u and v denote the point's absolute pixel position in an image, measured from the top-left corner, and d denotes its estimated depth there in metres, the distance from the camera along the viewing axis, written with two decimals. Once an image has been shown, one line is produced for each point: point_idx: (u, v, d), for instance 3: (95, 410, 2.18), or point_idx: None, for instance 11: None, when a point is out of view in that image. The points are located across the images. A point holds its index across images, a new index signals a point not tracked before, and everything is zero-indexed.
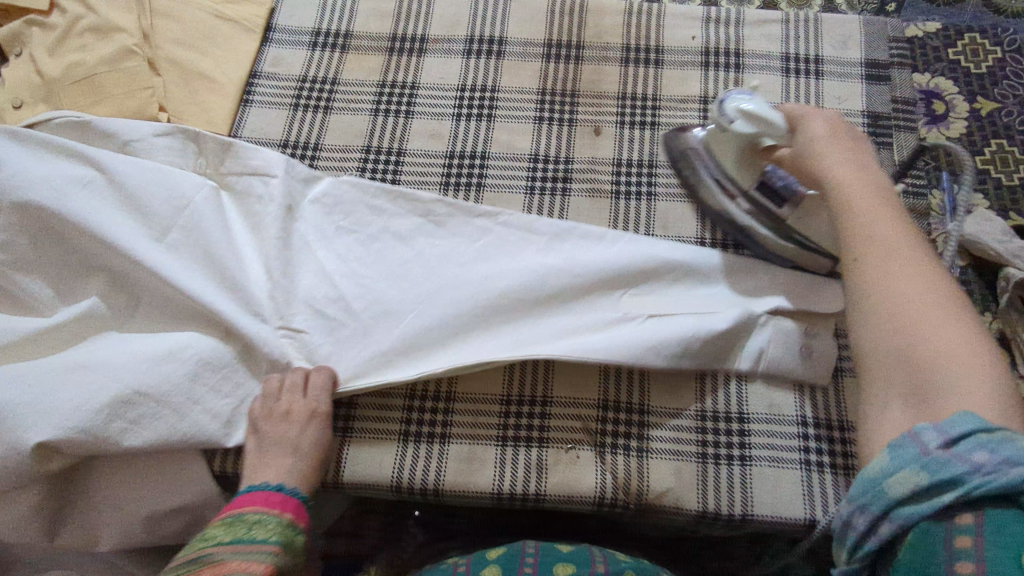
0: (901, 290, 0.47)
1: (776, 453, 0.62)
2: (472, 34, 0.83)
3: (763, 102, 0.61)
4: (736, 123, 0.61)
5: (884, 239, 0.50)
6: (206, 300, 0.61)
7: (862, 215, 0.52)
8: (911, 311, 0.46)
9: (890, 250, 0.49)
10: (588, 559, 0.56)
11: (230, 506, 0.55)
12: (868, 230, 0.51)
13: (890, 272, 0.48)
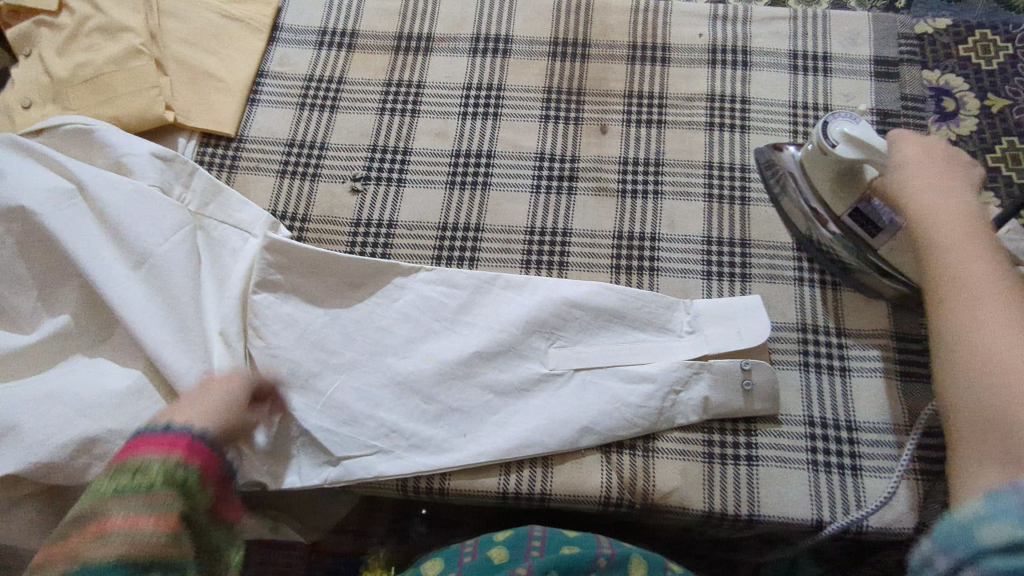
0: (988, 333, 0.45)
1: (783, 453, 0.62)
2: (478, 33, 0.83)
3: (868, 128, 0.61)
4: (839, 147, 0.61)
5: (972, 276, 0.48)
6: (172, 353, 0.61)
7: (947, 256, 0.49)
8: (1002, 362, 0.43)
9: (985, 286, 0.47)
10: (594, 542, 0.57)
11: (124, 448, 0.48)
12: (961, 263, 0.49)
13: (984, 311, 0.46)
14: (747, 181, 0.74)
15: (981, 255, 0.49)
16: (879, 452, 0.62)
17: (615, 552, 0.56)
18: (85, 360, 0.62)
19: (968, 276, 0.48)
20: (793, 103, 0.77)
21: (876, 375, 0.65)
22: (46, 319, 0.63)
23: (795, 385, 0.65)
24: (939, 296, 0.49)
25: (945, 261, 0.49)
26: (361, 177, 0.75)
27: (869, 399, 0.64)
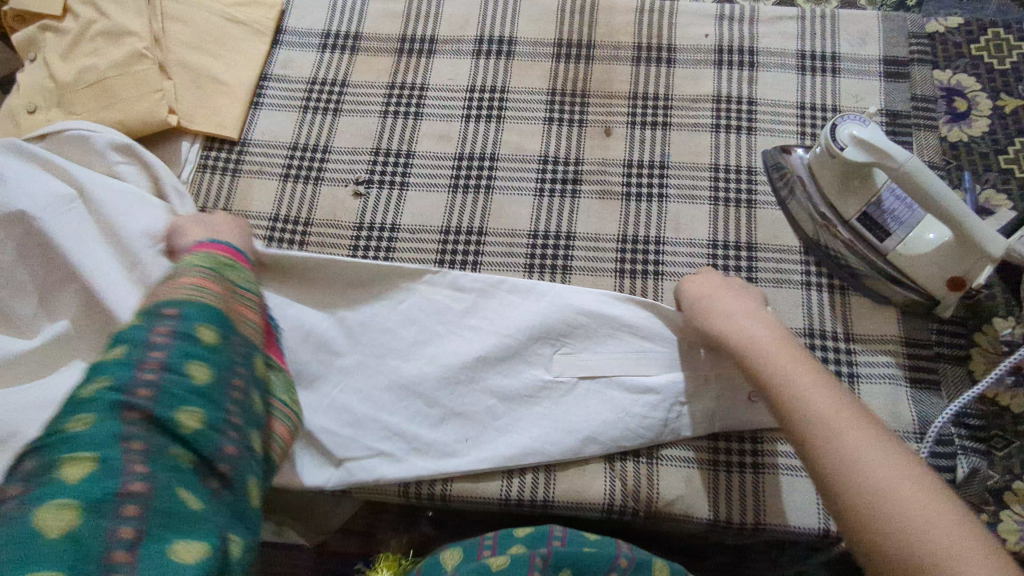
0: (875, 461, 0.45)
1: (790, 460, 0.61)
2: (482, 35, 0.82)
3: (876, 129, 0.60)
4: (847, 150, 0.60)
5: (829, 418, 0.48)
6: None
7: (777, 368, 0.53)
8: (882, 483, 0.44)
9: (836, 402, 0.49)
10: (612, 547, 0.56)
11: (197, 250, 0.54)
12: (803, 403, 0.50)
13: (844, 436, 0.47)
14: (754, 183, 0.73)
15: (829, 410, 0.49)
16: None
17: (635, 555, 0.56)
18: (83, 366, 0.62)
19: (819, 409, 0.49)
20: (801, 103, 0.76)
21: (885, 382, 0.64)
22: (45, 325, 0.63)
23: None
24: (811, 420, 0.49)
25: (810, 419, 0.49)
26: (364, 180, 0.74)
27: (879, 406, 0.63)
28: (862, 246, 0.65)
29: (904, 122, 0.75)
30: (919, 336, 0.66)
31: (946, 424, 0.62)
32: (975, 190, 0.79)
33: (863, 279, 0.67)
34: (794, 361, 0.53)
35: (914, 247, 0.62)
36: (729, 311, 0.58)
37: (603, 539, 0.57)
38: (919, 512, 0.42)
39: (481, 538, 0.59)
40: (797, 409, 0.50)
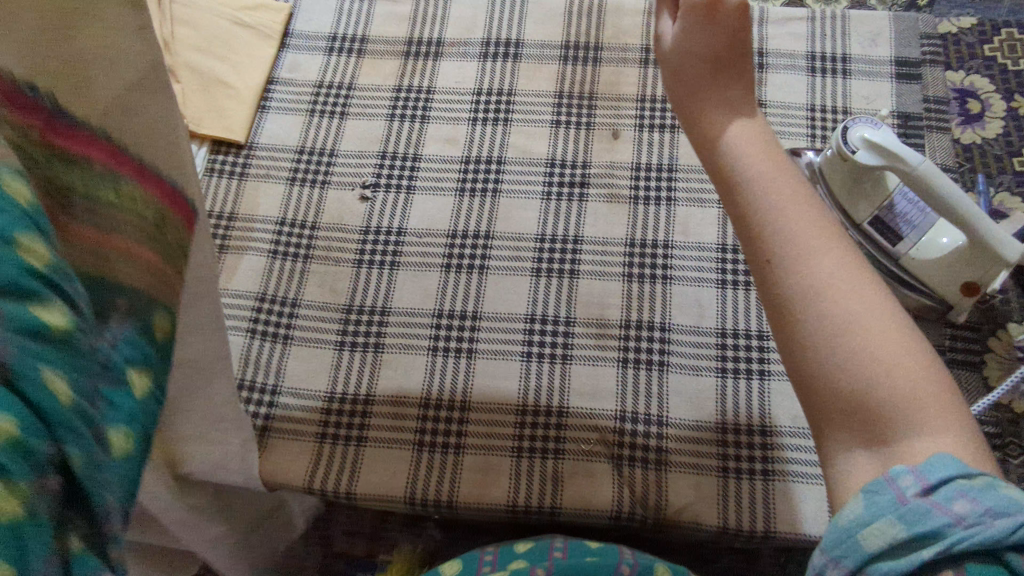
0: (836, 284, 0.34)
1: (800, 466, 0.60)
2: (489, 37, 0.82)
3: (891, 132, 0.60)
4: (859, 154, 0.60)
5: (795, 224, 0.36)
6: None
7: (755, 165, 0.38)
8: (851, 331, 0.34)
9: (801, 200, 0.37)
10: (614, 554, 0.55)
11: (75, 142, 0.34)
12: (761, 201, 0.37)
13: (806, 247, 0.35)
14: None
15: (790, 203, 0.36)
16: None
17: (638, 563, 0.55)
18: None
19: (784, 215, 0.36)
20: (811, 105, 0.76)
21: None
22: None
23: None
24: (773, 227, 0.36)
25: (771, 225, 0.36)
26: (371, 184, 0.74)
27: None
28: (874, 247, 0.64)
29: (916, 124, 0.74)
30: (933, 341, 0.65)
31: None
32: (989, 193, 0.78)
33: None
34: (761, 147, 0.39)
35: (926, 252, 0.61)
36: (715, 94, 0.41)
37: (606, 544, 0.57)
38: (888, 358, 0.33)
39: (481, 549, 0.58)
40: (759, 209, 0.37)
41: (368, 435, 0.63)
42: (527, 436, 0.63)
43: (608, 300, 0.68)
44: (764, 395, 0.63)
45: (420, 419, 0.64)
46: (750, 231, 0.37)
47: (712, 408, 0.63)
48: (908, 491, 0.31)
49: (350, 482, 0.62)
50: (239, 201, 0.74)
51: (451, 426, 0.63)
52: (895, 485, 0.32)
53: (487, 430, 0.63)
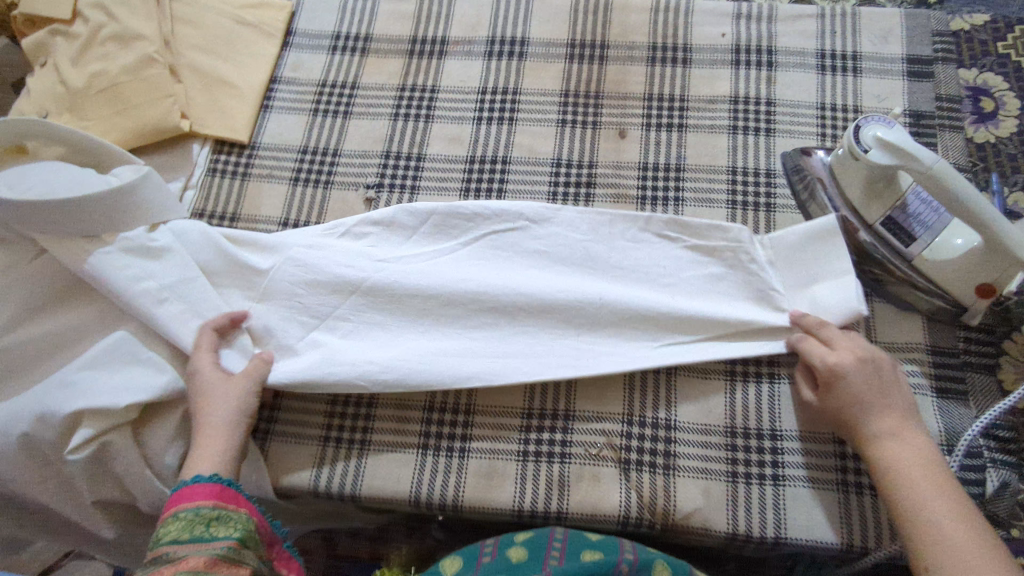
0: (944, 530, 0.49)
1: (811, 471, 0.59)
2: (493, 35, 0.81)
3: (903, 131, 0.59)
4: (873, 152, 0.59)
5: (889, 453, 0.53)
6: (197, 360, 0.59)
7: (868, 418, 0.55)
8: (956, 548, 0.48)
9: (927, 481, 0.51)
10: (616, 547, 0.54)
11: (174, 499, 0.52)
12: (911, 497, 0.51)
13: (922, 532, 0.49)
14: (773, 186, 0.71)
15: (922, 489, 0.51)
16: None
17: (637, 558, 0.53)
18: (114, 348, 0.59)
19: (928, 509, 0.50)
20: (821, 104, 0.74)
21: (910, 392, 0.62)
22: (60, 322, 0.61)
23: None
24: (931, 519, 0.49)
25: (919, 516, 0.50)
26: (374, 185, 0.73)
27: None
28: (884, 248, 0.63)
29: (928, 123, 0.73)
30: (946, 343, 0.63)
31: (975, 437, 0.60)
32: (1002, 193, 0.77)
33: (887, 284, 0.65)
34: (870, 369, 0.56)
35: (940, 253, 0.60)
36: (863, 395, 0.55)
37: (607, 538, 0.56)
38: (960, 542, 0.48)
39: (482, 543, 0.58)
40: (890, 477, 0.52)
41: (371, 439, 0.62)
42: (533, 439, 0.62)
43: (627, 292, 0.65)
44: (775, 399, 0.62)
45: (425, 422, 0.63)
46: (900, 511, 0.51)
47: (722, 411, 0.62)
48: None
49: (353, 485, 0.61)
50: (242, 201, 0.73)
51: (456, 429, 0.62)
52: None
53: (493, 434, 0.62)
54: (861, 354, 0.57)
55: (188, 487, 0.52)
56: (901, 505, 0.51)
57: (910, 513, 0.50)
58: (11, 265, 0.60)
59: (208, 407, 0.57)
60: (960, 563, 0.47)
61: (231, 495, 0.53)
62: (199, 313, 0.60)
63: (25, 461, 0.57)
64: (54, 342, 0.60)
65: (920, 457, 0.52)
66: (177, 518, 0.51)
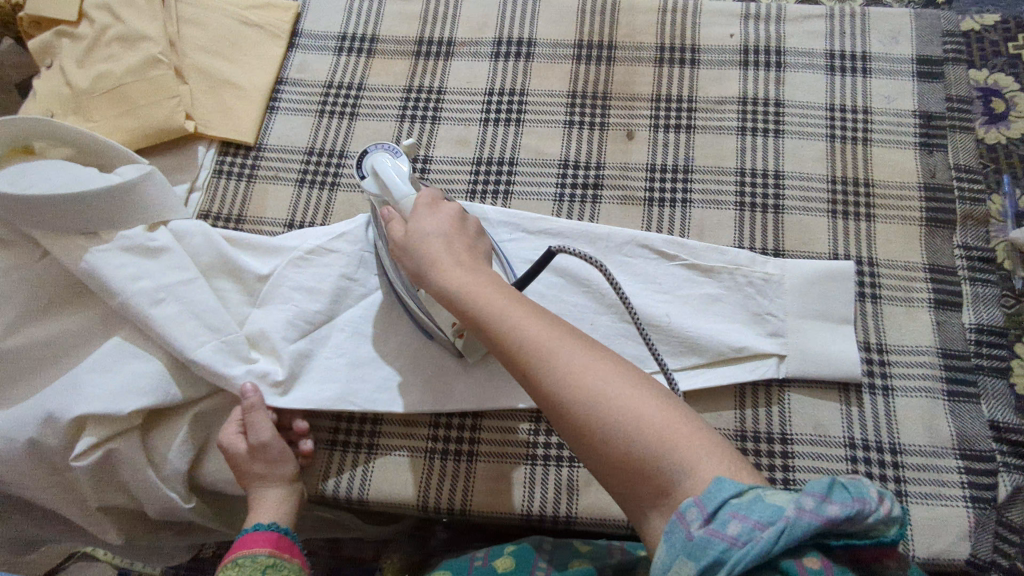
0: (631, 401, 0.41)
1: (823, 475, 0.59)
2: (501, 36, 0.81)
3: (391, 169, 0.58)
4: (368, 181, 0.60)
5: (458, 283, 0.49)
6: (191, 352, 0.57)
7: (477, 302, 0.48)
8: (651, 433, 0.40)
9: (553, 325, 0.46)
10: (606, 552, 0.55)
11: (233, 547, 0.53)
12: (502, 322, 0.46)
13: (546, 378, 0.43)
14: (781, 187, 0.70)
15: (547, 335, 0.45)
16: (925, 477, 0.58)
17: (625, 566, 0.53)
18: (110, 348, 0.58)
19: (511, 323, 0.46)
20: (830, 105, 0.74)
21: (921, 396, 0.61)
22: (52, 321, 0.60)
23: (834, 406, 0.61)
24: (526, 347, 0.45)
25: (524, 346, 0.45)
26: None
27: (913, 420, 0.60)
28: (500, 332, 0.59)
29: (939, 124, 0.72)
30: (956, 346, 0.63)
31: (987, 440, 0.59)
32: (1011, 197, 0.77)
33: (885, 299, 0.65)
34: (451, 256, 0.51)
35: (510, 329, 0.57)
36: (465, 273, 0.50)
37: (596, 547, 0.56)
38: (640, 402, 0.41)
39: (470, 558, 0.57)
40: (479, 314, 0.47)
41: (379, 442, 0.62)
42: (541, 444, 0.61)
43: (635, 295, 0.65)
44: (785, 403, 0.62)
45: (432, 426, 0.62)
46: (512, 356, 0.45)
47: (732, 414, 0.62)
48: (693, 524, 0.36)
49: (361, 488, 0.60)
50: (247, 203, 0.73)
51: (464, 432, 0.62)
52: (685, 520, 0.36)
53: (501, 438, 0.62)
54: (437, 223, 0.54)
55: (250, 533, 0.53)
56: (502, 337, 0.46)
57: (516, 338, 0.45)
58: (14, 266, 0.60)
59: (244, 458, 0.57)
60: (646, 433, 0.40)
61: (288, 545, 0.54)
62: (196, 315, 0.58)
63: (31, 466, 0.57)
64: (56, 347, 0.59)
65: (477, 276, 0.50)
66: (238, 564, 0.51)
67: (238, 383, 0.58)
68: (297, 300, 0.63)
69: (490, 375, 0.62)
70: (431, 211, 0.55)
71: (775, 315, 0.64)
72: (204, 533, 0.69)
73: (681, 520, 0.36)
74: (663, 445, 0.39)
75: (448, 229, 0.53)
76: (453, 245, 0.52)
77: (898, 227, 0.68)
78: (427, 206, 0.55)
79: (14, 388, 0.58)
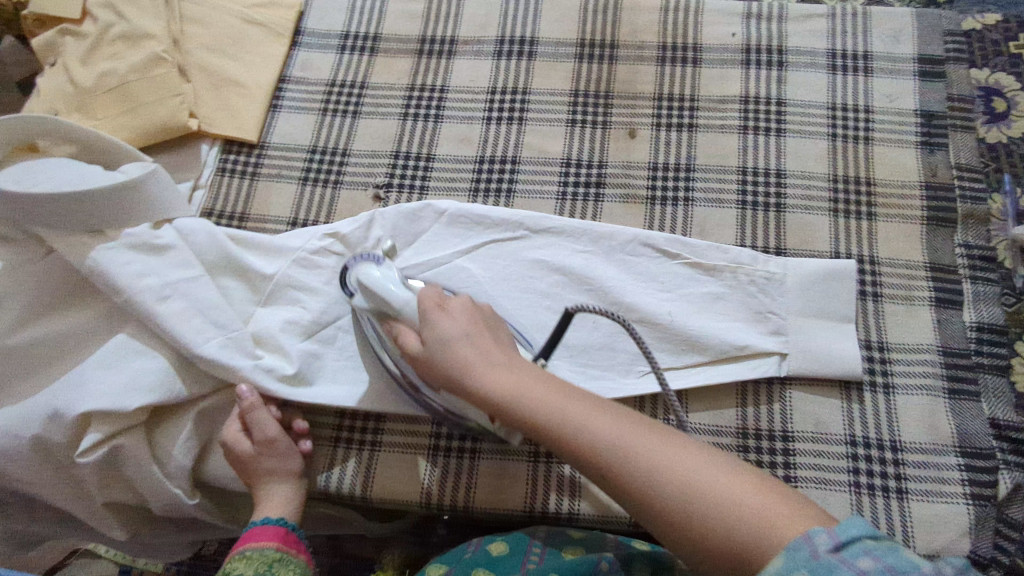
0: (720, 487, 0.43)
1: (823, 471, 0.59)
2: (503, 35, 0.81)
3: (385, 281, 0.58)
4: (357, 297, 0.60)
5: (507, 392, 0.49)
6: (197, 347, 0.57)
7: (526, 405, 0.48)
8: (742, 509, 0.42)
9: (620, 422, 0.47)
10: (599, 543, 0.56)
11: (240, 540, 0.54)
12: (573, 428, 0.47)
13: (624, 474, 0.45)
14: (783, 186, 0.71)
15: (618, 435, 0.46)
16: (925, 474, 0.59)
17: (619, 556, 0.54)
18: (115, 345, 0.58)
19: (583, 428, 0.47)
20: (832, 105, 0.74)
21: (922, 394, 0.62)
22: (57, 318, 0.60)
23: (835, 404, 0.62)
24: (592, 447, 0.46)
25: (604, 449, 0.46)
26: (383, 184, 0.73)
27: (914, 418, 0.61)
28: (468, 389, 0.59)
29: (940, 123, 0.73)
30: (957, 344, 0.63)
31: (987, 438, 0.60)
32: (1012, 196, 0.77)
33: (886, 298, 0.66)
34: (490, 352, 0.52)
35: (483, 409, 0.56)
36: (509, 371, 0.50)
37: (588, 535, 0.57)
38: (726, 484, 0.43)
39: (465, 546, 0.58)
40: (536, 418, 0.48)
41: (382, 439, 0.62)
42: (544, 441, 0.61)
43: (637, 293, 0.65)
44: (786, 400, 0.62)
45: (435, 423, 0.63)
46: (592, 462, 0.46)
47: (734, 411, 0.62)
48: (822, 546, 0.39)
49: (364, 485, 0.61)
50: (251, 201, 0.73)
51: (467, 429, 0.62)
52: (812, 542, 0.39)
53: (504, 435, 0.62)
54: (460, 323, 0.54)
55: (257, 526, 0.55)
56: (570, 443, 0.47)
57: (596, 445, 0.46)
58: (20, 263, 0.60)
59: (248, 461, 0.58)
60: (743, 517, 0.42)
61: (294, 540, 0.55)
62: (201, 312, 0.59)
63: (36, 462, 0.57)
64: (61, 344, 0.59)
65: (525, 376, 0.50)
66: (246, 556, 0.52)
67: (244, 379, 0.58)
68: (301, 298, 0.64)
69: None
70: (439, 314, 0.54)
71: (776, 313, 0.64)
72: (208, 530, 0.69)
73: (807, 541, 0.39)
74: (765, 527, 0.41)
75: (473, 324, 0.54)
76: (487, 341, 0.53)
77: (899, 226, 0.68)
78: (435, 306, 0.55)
79: (19, 385, 0.58)
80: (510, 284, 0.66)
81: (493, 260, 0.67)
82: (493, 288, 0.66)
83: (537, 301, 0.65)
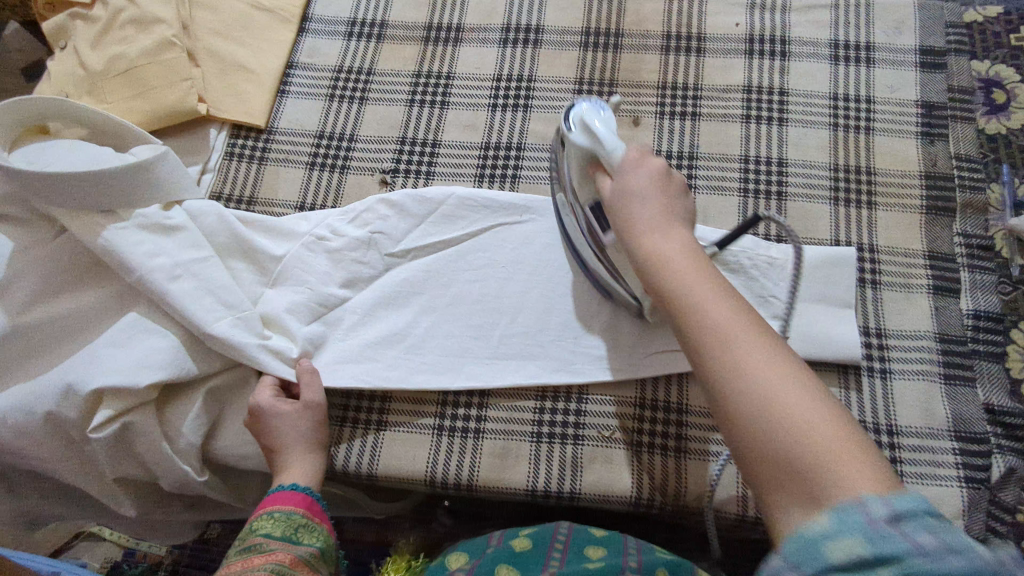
0: (808, 413, 0.38)
1: None
2: (508, 23, 0.81)
3: (610, 122, 0.58)
4: (574, 133, 0.59)
5: (657, 251, 0.47)
6: (208, 327, 0.58)
7: (662, 273, 0.46)
8: (814, 441, 0.37)
9: (755, 330, 0.42)
10: (620, 548, 0.55)
11: (265, 501, 0.55)
12: (693, 306, 0.44)
13: (727, 354, 0.41)
14: (785, 175, 0.72)
15: (741, 331, 0.42)
16: (921, 457, 0.60)
17: (640, 563, 0.52)
18: (127, 325, 0.59)
19: (705, 310, 0.43)
20: (834, 95, 0.75)
21: (919, 378, 0.63)
22: (70, 298, 0.61)
23: (832, 388, 0.63)
24: (708, 320, 0.43)
25: (715, 335, 0.42)
26: (390, 170, 0.74)
27: (910, 403, 0.62)
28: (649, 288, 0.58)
29: (942, 113, 0.73)
30: (954, 331, 0.65)
31: (982, 422, 0.61)
32: (1011, 188, 0.78)
33: (885, 285, 0.67)
34: (652, 216, 0.49)
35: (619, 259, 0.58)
36: (652, 232, 0.49)
37: (610, 535, 0.57)
38: (813, 433, 0.38)
39: (487, 539, 0.60)
40: (668, 279, 0.46)
41: (388, 419, 0.63)
42: (546, 421, 0.63)
43: None
44: None
45: (440, 403, 0.64)
46: (694, 337, 0.43)
47: None
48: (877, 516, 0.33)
49: (370, 464, 0.62)
50: (259, 184, 0.74)
51: (471, 410, 0.63)
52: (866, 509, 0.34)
53: (507, 415, 0.63)
54: (645, 176, 0.52)
55: (286, 490, 0.55)
56: (687, 309, 0.44)
57: (712, 326, 0.43)
58: (35, 244, 0.61)
59: (264, 430, 0.58)
60: (811, 453, 0.37)
61: (318, 510, 0.56)
62: (211, 292, 0.60)
63: (49, 438, 0.58)
64: (74, 323, 0.60)
65: (676, 243, 0.48)
66: (273, 517, 0.53)
67: (253, 358, 0.60)
68: (310, 280, 0.65)
69: (498, 355, 0.64)
70: (630, 171, 0.52)
71: (776, 299, 0.65)
72: (215, 509, 0.71)
73: (859, 505, 0.34)
74: (819, 476, 0.36)
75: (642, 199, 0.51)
76: (655, 206, 0.50)
77: (899, 214, 0.69)
78: (632, 161, 0.53)
79: (32, 362, 0.59)
80: (514, 268, 0.67)
81: (499, 245, 0.68)
82: (498, 273, 0.67)
83: (541, 284, 0.66)
